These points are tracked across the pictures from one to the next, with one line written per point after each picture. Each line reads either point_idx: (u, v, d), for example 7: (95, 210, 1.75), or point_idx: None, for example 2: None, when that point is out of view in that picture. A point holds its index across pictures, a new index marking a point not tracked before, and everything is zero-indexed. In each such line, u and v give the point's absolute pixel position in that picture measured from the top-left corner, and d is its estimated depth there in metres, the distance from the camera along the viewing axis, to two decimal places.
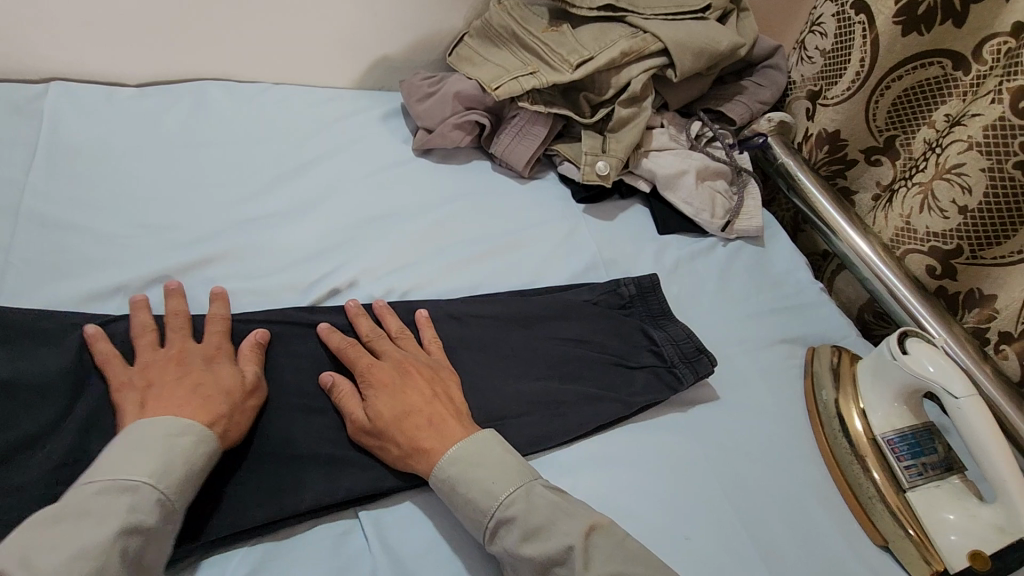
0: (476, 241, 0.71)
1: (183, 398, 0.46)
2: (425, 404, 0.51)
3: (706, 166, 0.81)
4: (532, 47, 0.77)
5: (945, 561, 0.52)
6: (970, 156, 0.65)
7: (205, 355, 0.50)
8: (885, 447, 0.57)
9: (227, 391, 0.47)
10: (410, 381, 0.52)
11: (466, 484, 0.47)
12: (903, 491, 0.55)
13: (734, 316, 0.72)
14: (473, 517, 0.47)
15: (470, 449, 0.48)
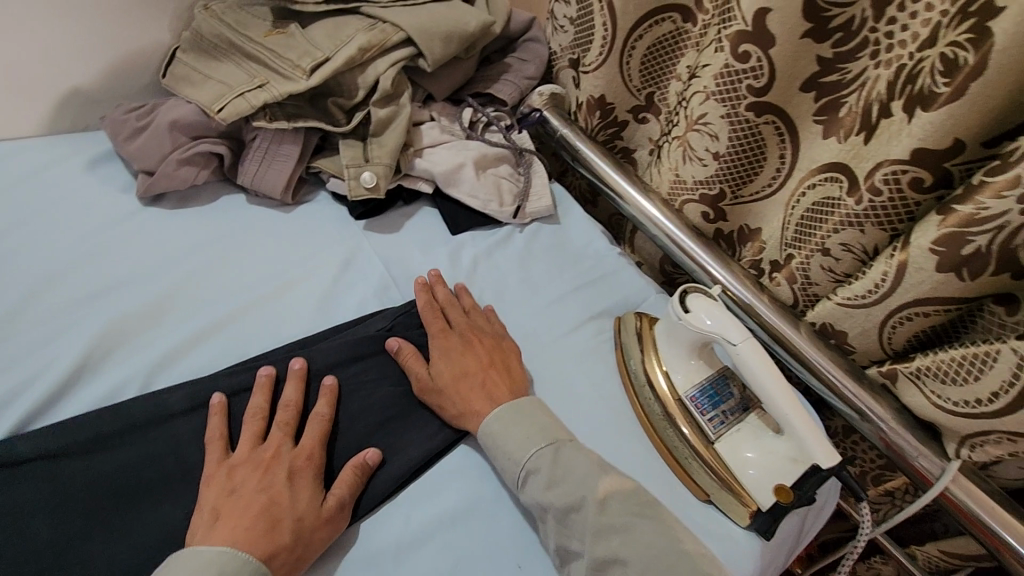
0: (236, 292, 0.60)
1: (254, 522, 0.43)
2: (489, 370, 0.57)
3: (485, 154, 0.77)
4: (256, 56, 0.67)
5: (757, 501, 0.54)
6: (710, 105, 0.67)
7: (292, 466, 0.48)
8: (688, 403, 0.58)
9: (297, 516, 0.45)
10: (471, 346, 0.59)
11: (508, 443, 0.52)
12: (712, 444, 0.57)
13: (540, 305, 0.70)
14: (506, 471, 0.51)
15: (514, 407, 0.54)
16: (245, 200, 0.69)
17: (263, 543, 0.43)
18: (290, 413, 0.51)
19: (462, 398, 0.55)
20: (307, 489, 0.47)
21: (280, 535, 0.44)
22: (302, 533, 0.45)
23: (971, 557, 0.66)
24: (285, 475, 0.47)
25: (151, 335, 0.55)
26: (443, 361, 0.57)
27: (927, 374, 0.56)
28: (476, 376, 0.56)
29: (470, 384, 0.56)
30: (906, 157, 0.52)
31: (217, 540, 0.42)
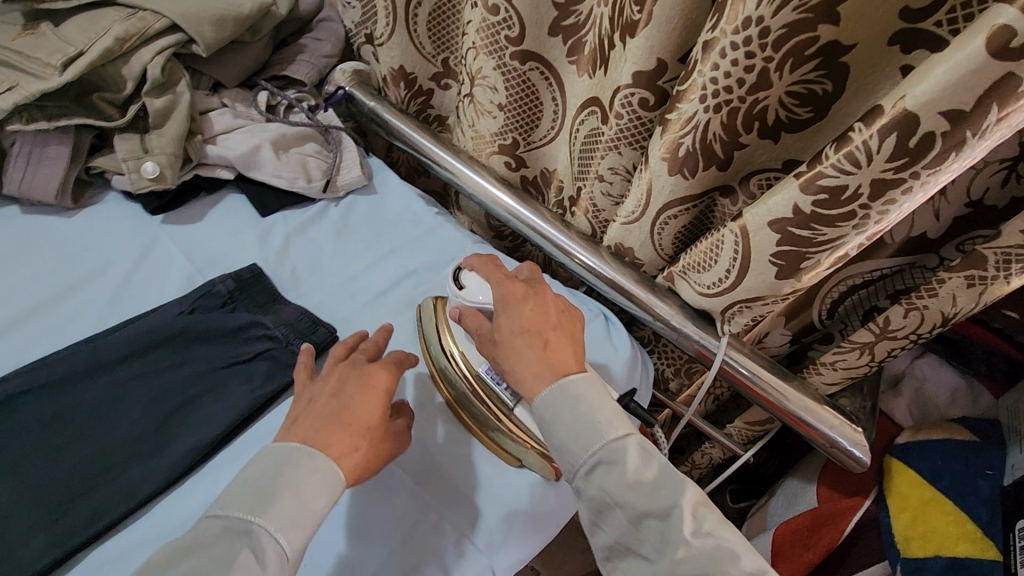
0: (13, 301, 0.58)
1: (328, 427, 0.48)
2: (555, 331, 0.56)
3: (284, 134, 0.76)
4: (5, 60, 0.64)
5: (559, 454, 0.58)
6: (483, 60, 0.72)
7: (364, 375, 0.53)
8: (484, 376, 0.62)
9: (366, 426, 0.49)
10: (542, 301, 0.58)
11: (567, 420, 0.50)
12: (512, 411, 0.60)
13: (357, 272, 0.73)
14: (571, 453, 0.50)
15: (563, 394, 0.51)
16: (19, 211, 0.66)
17: (336, 445, 0.47)
18: (369, 345, 0.57)
19: (522, 355, 0.54)
20: (382, 398, 0.52)
21: (355, 444, 0.48)
22: (375, 440, 0.50)
23: (767, 422, 0.76)
24: (332, 392, 0.51)
25: None
26: (506, 317, 0.57)
27: (688, 269, 0.66)
28: (538, 334, 0.55)
29: (529, 343, 0.55)
30: (631, 81, 0.59)
31: (295, 437, 0.48)
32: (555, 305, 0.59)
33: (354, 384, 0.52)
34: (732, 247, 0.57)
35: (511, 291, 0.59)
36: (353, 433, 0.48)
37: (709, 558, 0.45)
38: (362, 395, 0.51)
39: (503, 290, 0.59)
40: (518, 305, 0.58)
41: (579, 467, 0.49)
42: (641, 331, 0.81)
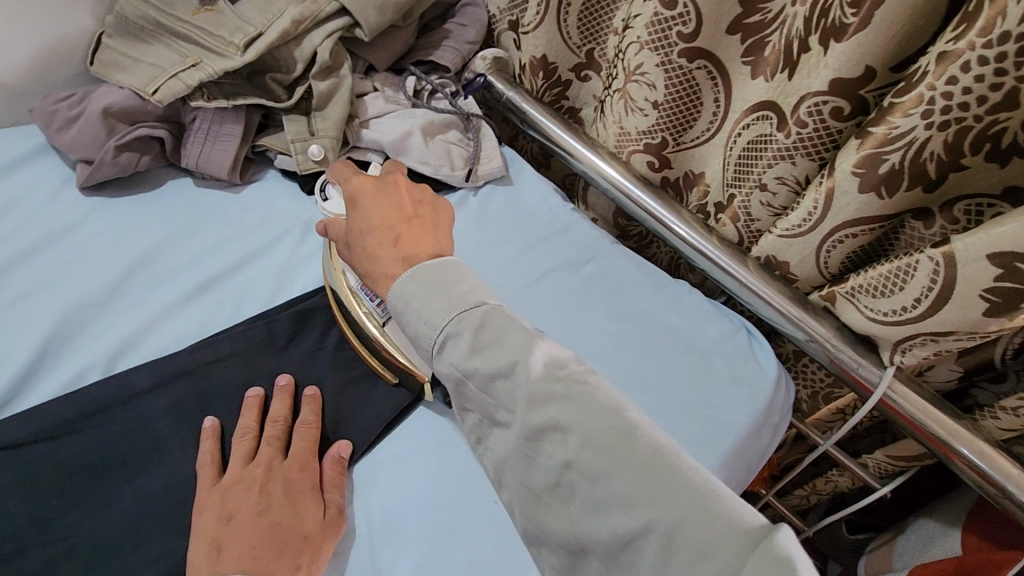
0: (192, 271, 0.60)
1: (262, 548, 0.44)
2: (407, 224, 0.51)
3: (432, 121, 0.77)
4: (185, 35, 0.66)
5: (420, 371, 0.54)
6: (644, 55, 0.69)
7: (288, 481, 0.48)
8: (360, 294, 0.57)
9: (304, 534, 0.46)
10: (378, 212, 0.52)
11: (416, 302, 0.47)
12: (383, 327, 0.55)
13: (496, 265, 0.73)
14: (421, 336, 0.47)
15: (424, 277, 0.48)
16: (192, 184, 0.68)
17: (279, 565, 0.44)
18: (279, 429, 0.51)
19: (371, 255, 0.51)
20: (309, 500, 0.48)
21: (298, 558, 0.45)
22: (316, 546, 0.46)
23: (913, 458, 0.73)
24: (257, 501, 0.46)
25: (110, 320, 0.55)
26: (355, 215, 0.54)
27: (859, 293, 0.61)
28: (387, 231, 0.51)
29: (381, 238, 0.51)
30: (826, 88, 0.55)
31: (232, 565, 0.43)
32: (412, 194, 0.55)
33: (281, 497, 0.47)
34: (927, 275, 0.53)
35: (358, 187, 0.55)
36: (296, 551, 0.45)
37: (588, 425, 0.41)
38: (298, 508, 0.47)
39: (350, 187, 0.56)
40: (369, 203, 0.54)
41: (429, 349, 0.47)
42: (780, 347, 0.77)
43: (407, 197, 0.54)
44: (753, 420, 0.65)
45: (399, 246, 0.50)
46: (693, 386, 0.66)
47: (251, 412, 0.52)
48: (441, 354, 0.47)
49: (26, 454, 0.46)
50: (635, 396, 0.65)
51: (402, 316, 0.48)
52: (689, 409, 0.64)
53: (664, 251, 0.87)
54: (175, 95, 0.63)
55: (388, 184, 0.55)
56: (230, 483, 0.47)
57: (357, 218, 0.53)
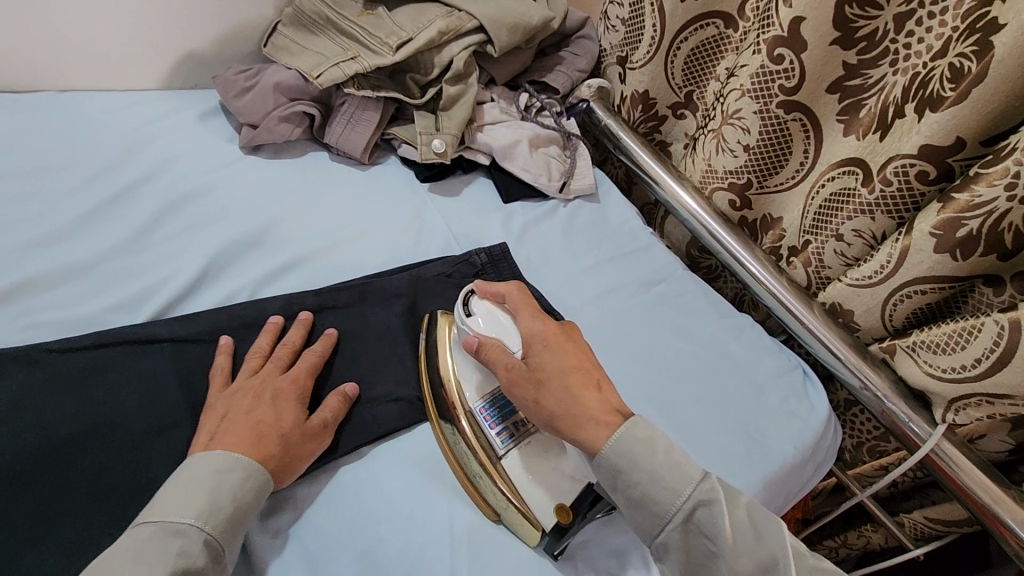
0: (321, 232, 0.70)
1: (245, 435, 0.48)
2: (596, 371, 0.55)
3: (538, 135, 0.86)
4: (349, 33, 0.77)
5: (540, 523, 0.52)
6: (744, 102, 0.75)
7: (277, 389, 0.52)
8: (477, 415, 0.56)
9: (282, 431, 0.49)
10: (573, 358, 0.55)
11: (647, 463, 0.48)
12: (497, 459, 0.54)
13: (577, 271, 0.79)
14: (659, 505, 0.47)
15: (644, 443, 0.49)
16: (328, 158, 0.79)
17: (257, 449, 0.47)
18: (286, 351, 0.56)
19: (586, 421, 0.51)
20: (291, 407, 0.51)
21: (272, 447, 0.48)
22: (293, 445, 0.49)
23: (953, 523, 0.74)
24: (249, 402, 0.50)
25: (256, 259, 0.65)
26: (546, 355, 0.54)
27: (922, 347, 0.66)
28: (585, 375, 0.53)
29: (583, 387, 0.53)
30: (915, 152, 0.61)
31: (221, 446, 0.47)
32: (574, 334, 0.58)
33: (271, 399, 0.51)
34: (991, 335, 0.58)
35: (545, 331, 0.56)
36: (272, 439, 0.48)
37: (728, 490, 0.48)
38: (280, 410, 0.51)
39: (534, 330, 0.56)
40: (558, 349, 0.55)
41: (672, 516, 0.47)
42: (835, 394, 0.80)
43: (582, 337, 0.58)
44: (800, 451, 0.68)
45: (602, 395, 0.53)
46: (745, 411, 0.70)
47: (266, 335, 0.57)
48: (676, 525, 0.47)
49: (184, 349, 0.55)
50: (691, 409, 0.69)
51: (624, 482, 0.48)
52: (740, 429, 0.68)
53: (732, 285, 0.91)
54: (333, 81, 0.74)
55: (565, 331, 0.57)
56: (231, 389, 0.51)
57: (552, 367, 0.54)
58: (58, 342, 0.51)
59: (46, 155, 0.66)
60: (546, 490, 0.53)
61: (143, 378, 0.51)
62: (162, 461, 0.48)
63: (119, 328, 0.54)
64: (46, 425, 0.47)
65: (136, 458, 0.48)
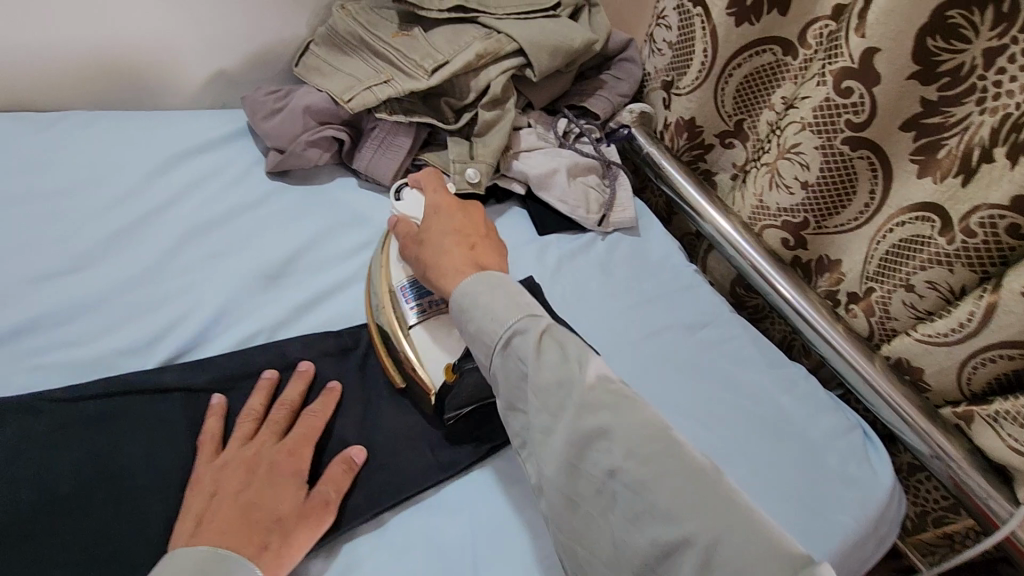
0: (346, 264, 0.66)
1: (234, 522, 0.43)
2: (484, 240, 0.58)
3: (577, 163, 0.81)
4: (383, 54, 0.73)
5: (432, 385, 0.54)
6: (805, 136, 0.70)
7: (273, 461, 0.47)
8: (397, 293, 0.59)
9: (277, 516, 0.44)
10: (463, 217, 0.59)
11: (484, 299, 0.50)
12: (405, 332, 0.57)
13: (615, 312, 0.74)
14: (487, 332, 0.49)
15: (490, 284, 0.51)
16: (356, 184, 0.75)
17: (247, 539, 0.42)
18: (283, 413, 0.51)
19: (452, 255, 0.55)
20: (288, 486, 0.46)
21: (267, 536, 0.43)
22: (290, 529, 0.44)
23: None
24: (240, 478, 0.45)
25: (277, 294, 0.61)
26: (437, 222, 0.59)
27: (1005, 419, 0.59)
28: (466, 237, 0.57)
29: (458, 242, 0.56)
30: (1004, 204, 0.55)
31: (208, 537, 0.42)
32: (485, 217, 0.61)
33: (264, 476, 0.46)
34: None
35: (441, 200, 0.61)
36: (265, 529, 0.43)
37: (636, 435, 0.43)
38: (274, 488, 0.46)
39: (435, 200, 0.61)
40: (446, 214, 0.59)
41: (494, 342, 0.48)
42: (897, 456, 0.73)
43: (485, 225, 0.60)
44: (860, 525, 0.61)
45: (474, 252, 0.56)
46: (800, 477, 0.63)
47: (260, 394, 0.52)
48: (500, 354, 0.48)
49: (198, 397, 0.51)
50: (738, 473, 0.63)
51: (461, 301, 0.51)
52: (794, 498, 0.62)
53: (780, 328, 0.85)
54: (365, 106, 0.70)
55: (466, 208, 0.61)
56: (220, 462, 0.47)
57: (439, 220, 0.59)
58: (65, 389, 0.47)
59: (67, 177, 0.64)
60: (440, 350, 0.55)
61: (150, 429, 0.48)
62: (165, 525, 0.44)
63: (130, 370, 0.51)
64: (47, 484, 0.43)
65: (137, 521, 0.44)
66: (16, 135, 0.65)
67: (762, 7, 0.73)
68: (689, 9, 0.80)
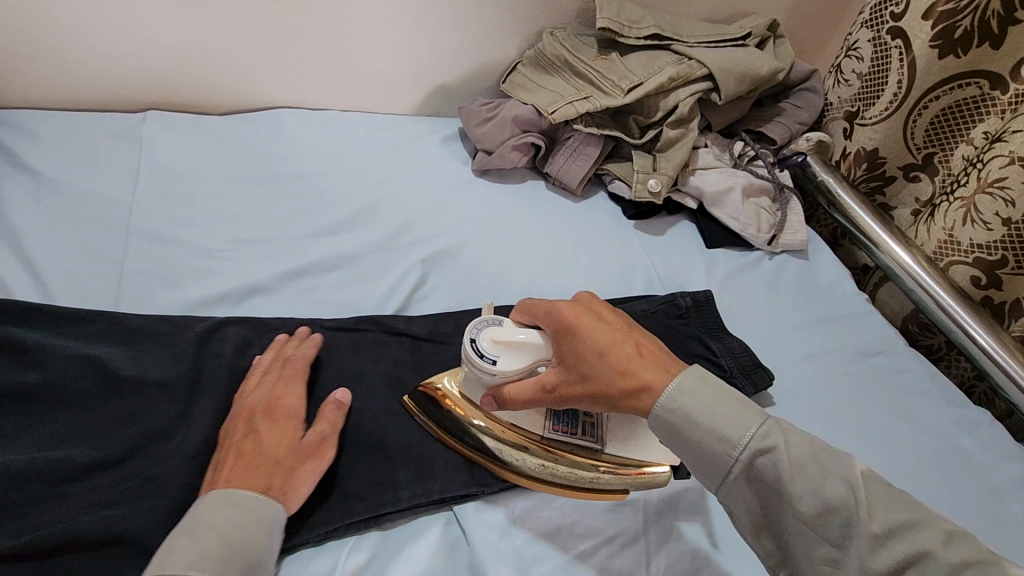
0: (537, 253, 0.76)
1: (243, 466, 0.45)
2: (636, 335, 0.47)
3: (752, 184, 0.84)
4: (584, 74, 0.83)
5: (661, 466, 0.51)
6: (1012, 170, 0.69)
7: (270, 411, 0.49)
8: (552, 434, 0.52)
9: (276, 455, 0.46)
10: (603, 324, 0.47)
11: (698, 410, 0.41)
12: (598, 451, 0.51)
13: (781, 328, 0.75)
14: (715, 455, 0.40)
15: (693, 385, 0.42)
16: (545, 187, 0.85)
17: (254, 478, 0.44)
18: (275, 367, 0.54)
19: (618, 372, 0.44)
20: (285, 428, 0.49)
21: (271, 477, 0.45)
22: (290, 466, 0.46)
23: None
24: (243, 431, 0.48)
25: (480, 270, 0.72)
26: (579, 346, 0.46)
27: None
28: (629, 344, 0.45)
29: (626, 358, 0.45)
30: None
31: (222, 480, 0.44)
32: (601, 305, 0.50)
33: (269, 424, 0.49)
34: None
35: (568, 312, 0.48)
36: (268, 470, 0.45)
37: None
38: (276, 434, 0.48)
39: (555, 313, 0.48)
40: (589, 329, 0.47)
41: (728, 467, 0.40)
42: None
43: (604, 307, 0.49)
44: None
45: (643, 357, 0.45)
46: (985, 521, 0.60)
47: (269, 351, 0.55)
48: (737, 475, 0.40)
49: (419, 345, 0.61)
50: None
51: (689, 437, 0.41)
52: None
53: (960, 370, 0.81)
54: (566, 119, 0.79)
55: (582, 301, 0.49)
56: (234, 411, 0.50)
57: (587, 343, 0.46)
58: (329, 321, 0.60)
59: (323, 158, 0.79)
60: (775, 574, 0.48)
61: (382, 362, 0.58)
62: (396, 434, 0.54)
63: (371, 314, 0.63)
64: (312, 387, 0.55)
65: (374, 430, 0.53)
66: (291, 124, 0.83)
67: (972, 40, 0.73)
68: (888, 40, 0.82)
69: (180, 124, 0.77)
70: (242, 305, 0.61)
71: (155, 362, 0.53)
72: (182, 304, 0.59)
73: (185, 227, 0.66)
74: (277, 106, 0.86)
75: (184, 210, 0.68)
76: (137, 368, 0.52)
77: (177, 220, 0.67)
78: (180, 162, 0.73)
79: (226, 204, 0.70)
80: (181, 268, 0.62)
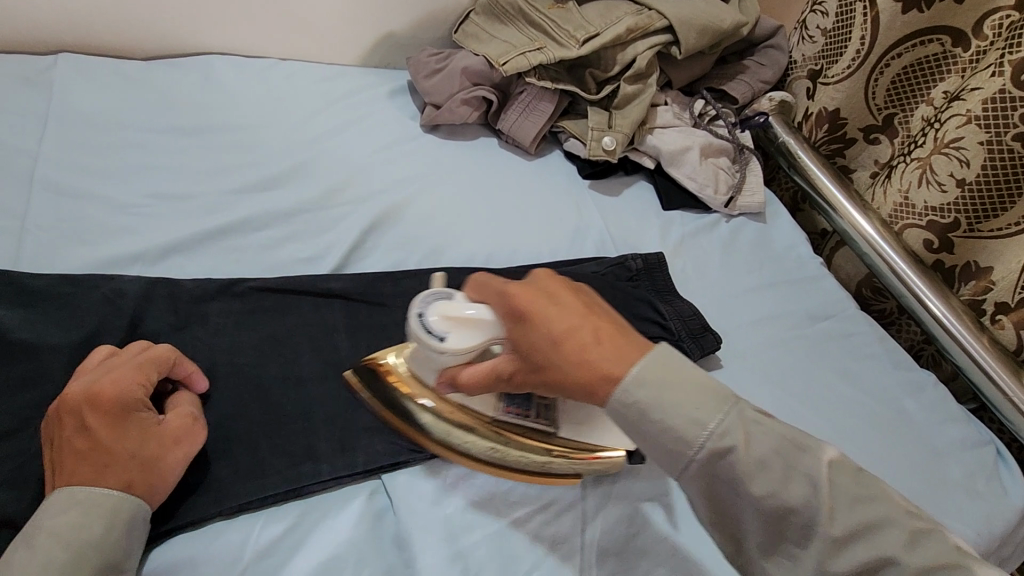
0: (487, 213, 0.72)
1: (92, 466, 0.40)
2: (588, 319, 0.40)
3: (710, 144, 0.82)
4: (540, 24, 0.78)
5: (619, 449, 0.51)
6: (969, 130, 0.67)
7: (108, 407, 0.42)
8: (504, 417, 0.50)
9: (132, 449, 0.41)
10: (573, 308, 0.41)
11: (660, 411, 0.36)
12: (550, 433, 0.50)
13: (734, 291, 0.74)
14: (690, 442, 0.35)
15: (660, 373, 0.37)
16: (498, 144, 0.81)
17: (110, 477, 0.40)
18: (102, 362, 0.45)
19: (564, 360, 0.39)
20: (133, 421, 0.42)
21: (132, 472, 0.41)
22: (153, 456, 0.42)
23: None
24: (77, 430, 0.41)
25: (424, 229, 0.68)
26: (534, 334, 0.40)
27: None
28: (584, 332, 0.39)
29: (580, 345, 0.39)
30: None
31: (72, 480, 0.39)
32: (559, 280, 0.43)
33: (107, 418, 0.41)
34: None
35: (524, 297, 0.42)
36: (125, 465, 0.41)
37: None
38: (124, 425, 0.42)
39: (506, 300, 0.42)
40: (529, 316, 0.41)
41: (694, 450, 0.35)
42: None
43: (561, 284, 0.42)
44: (982, 539, 0.58)
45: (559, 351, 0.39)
46: (922, 480, 0.61)
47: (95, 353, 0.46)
48: (698, 467, 0.36)
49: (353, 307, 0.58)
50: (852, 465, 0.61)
51: (648, 428, 0.36)
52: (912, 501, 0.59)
53: (909, 334, 0.81)
54: (517, 71, 0.75)
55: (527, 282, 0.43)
56: (56, 403, 0.42)
57: (543, 331, 0.40)
58: (255, 281, 0.56)
59: (257, 110, 0.74)
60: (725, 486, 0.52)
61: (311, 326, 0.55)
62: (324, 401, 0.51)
63: (302, 275, 0.59)
64: (231, 353, 0.52)
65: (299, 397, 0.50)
66: (223, 71, 0.77)
67: None
68: None
69: (97, 68, 0.71)
70: (160, 266, 0.57)
71: (54, 327, 0.49)
72: (89, 263, 0.55)
73: (99, 179, 0.61)
74: (208, 52, 0.80)
75: (96, 162, 0.62)
76: (34, 331, 0.48)
77: (88, 172, 0.61)
78: (96, 109, 0.67)
79: (145, 155, 0.65)
80: (92, 224, 0.58)
